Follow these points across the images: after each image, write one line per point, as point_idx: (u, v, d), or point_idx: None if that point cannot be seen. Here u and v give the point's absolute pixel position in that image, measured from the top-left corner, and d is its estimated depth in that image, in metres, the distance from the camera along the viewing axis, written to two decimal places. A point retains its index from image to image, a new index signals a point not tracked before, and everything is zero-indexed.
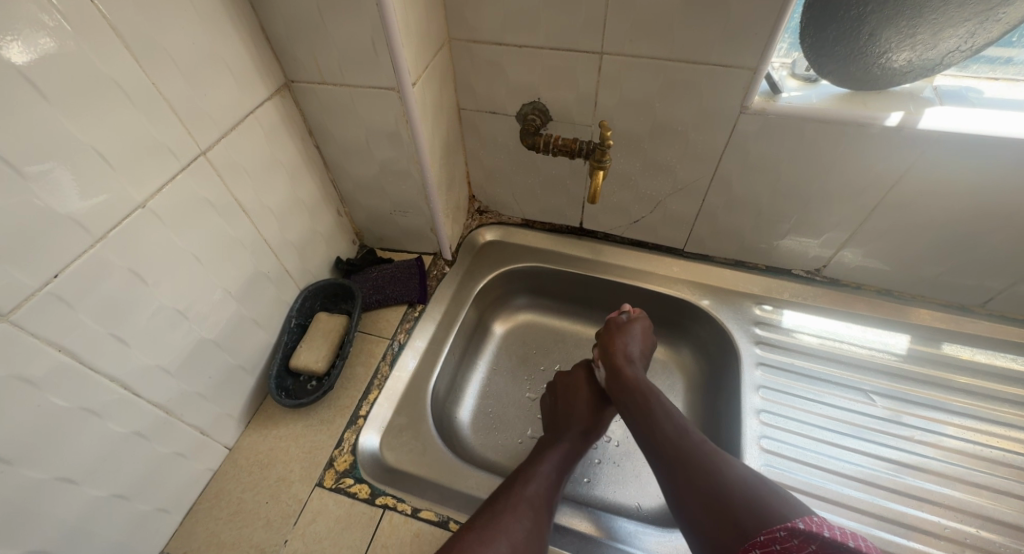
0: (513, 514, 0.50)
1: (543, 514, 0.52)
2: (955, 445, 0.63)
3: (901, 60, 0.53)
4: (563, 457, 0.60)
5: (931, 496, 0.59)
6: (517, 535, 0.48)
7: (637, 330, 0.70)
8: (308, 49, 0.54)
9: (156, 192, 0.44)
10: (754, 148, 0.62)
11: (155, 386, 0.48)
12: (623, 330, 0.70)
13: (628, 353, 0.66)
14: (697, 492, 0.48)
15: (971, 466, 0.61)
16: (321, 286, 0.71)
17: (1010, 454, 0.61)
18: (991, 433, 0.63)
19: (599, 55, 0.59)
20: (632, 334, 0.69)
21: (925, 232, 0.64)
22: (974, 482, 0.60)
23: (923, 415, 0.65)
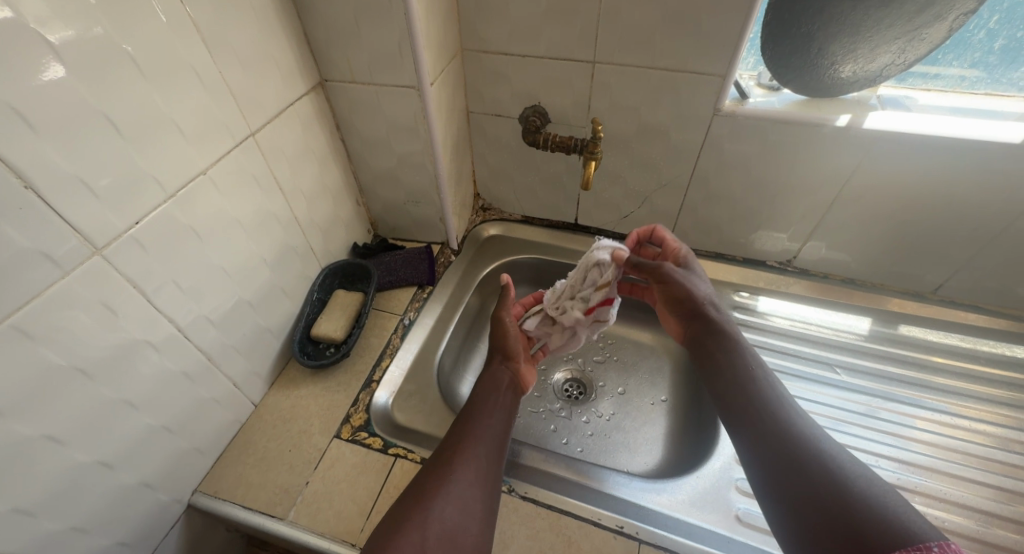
0: (446, 477, 0.50)
1: (483, 471, 0.53)
2: (914, 412, 0.69)
3: (847, 71, 0.62)
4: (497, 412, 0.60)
5: (893, 454, 0.64)
6: (457, 496, 0.49)
7: (697, 268, 0.68)
8: (343, 53, 0.64)
9: (216, 164, 0.52)
10: (727, 147, 0.71)
11: (202, 332, 0.55)
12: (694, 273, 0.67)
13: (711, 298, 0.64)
14: (801, 488, 0.45)
15: (927, 428, 0.67)
16: (340, 266, 0.78)
17: (962, 418, 0.68)
18: (945, 400, 0.70)
19: (592, 64, 0.69)
20: (696, 276, 0.66)
21: (878, 224, 0.73)
22: (930, 442, 0.66)
23: (884, 387, 0.72)
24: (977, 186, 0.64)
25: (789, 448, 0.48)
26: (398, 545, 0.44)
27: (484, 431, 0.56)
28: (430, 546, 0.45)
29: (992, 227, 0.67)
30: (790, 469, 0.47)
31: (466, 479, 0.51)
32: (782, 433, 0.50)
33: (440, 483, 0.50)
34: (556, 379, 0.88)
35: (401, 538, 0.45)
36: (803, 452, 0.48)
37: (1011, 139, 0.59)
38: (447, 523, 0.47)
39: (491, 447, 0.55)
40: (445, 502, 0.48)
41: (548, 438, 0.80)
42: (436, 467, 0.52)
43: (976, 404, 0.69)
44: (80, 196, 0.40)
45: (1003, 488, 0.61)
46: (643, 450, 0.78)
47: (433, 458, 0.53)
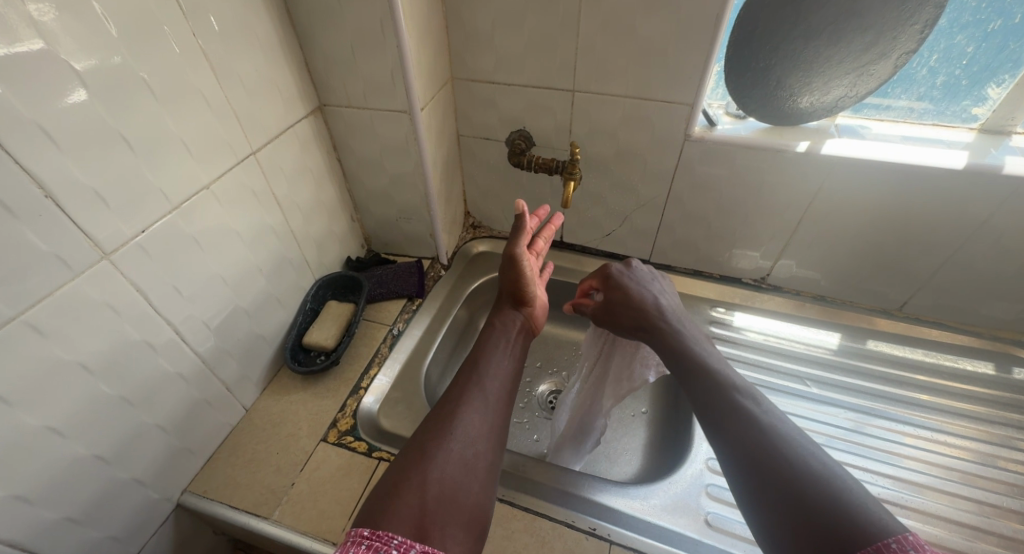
0: (445, 438, 0.51)
1: (485, 427, 0.53)
2: (881, 424, 0.71)
3: (805, 102, 0.67)
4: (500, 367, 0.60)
5: (859, 463, 0.66)
6: (455, 455, 0.50)
7: (632, 273, 0.69)
8: (340, 80, 0.69)
9: (218, 179, 0.57)
10: (699, 170, 0.76)
11: (199, 337, 0.58)
12: (624, 279, 0.68)
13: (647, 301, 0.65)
14: (766, 480, 0.43)
15: (893, 438, 0.69)
16: (333, 278, 0.82)
17: (927, 429, 0.70)
18: (912, 413, 0.72)
19: (572, 92, 0.74)
20: (633, 280, 0.68)
21: (843, 244, 0.77)
22: (894, 452, 0.68)
23: (853, 400, 0.74)
24: (929, 208, 0.68)
25: (751, 443, 0.46)
26: (395, 509, 0.44)
27: (485, 392, 0.56)
28: (430, 506, 0.45)
29: (948, 246, 0.71)
30: (749, 463, 0.45)
31: (467, 437, 0.52)
32: (748, 424, 0.47)
33: (440, 443, 0.50)
34: (541, 391, 0.91)
35: (400, 499, 0.45)
36: (768, 445, 0.45)
37: (955, 164, 0.63)
38: (448, 484, 0.47)
39: (493, 406, 0.56)
40: (446, 461, 0.49)
41: (532, 447, 0.83)
42: (437, 427, 0.52)
43: (943, 417, 0.72)
44: (93, 205, 0.44)
45: (963, 497, 0.63)
46: (623, 460, 0.80)
47: (432, 416, 0.53)
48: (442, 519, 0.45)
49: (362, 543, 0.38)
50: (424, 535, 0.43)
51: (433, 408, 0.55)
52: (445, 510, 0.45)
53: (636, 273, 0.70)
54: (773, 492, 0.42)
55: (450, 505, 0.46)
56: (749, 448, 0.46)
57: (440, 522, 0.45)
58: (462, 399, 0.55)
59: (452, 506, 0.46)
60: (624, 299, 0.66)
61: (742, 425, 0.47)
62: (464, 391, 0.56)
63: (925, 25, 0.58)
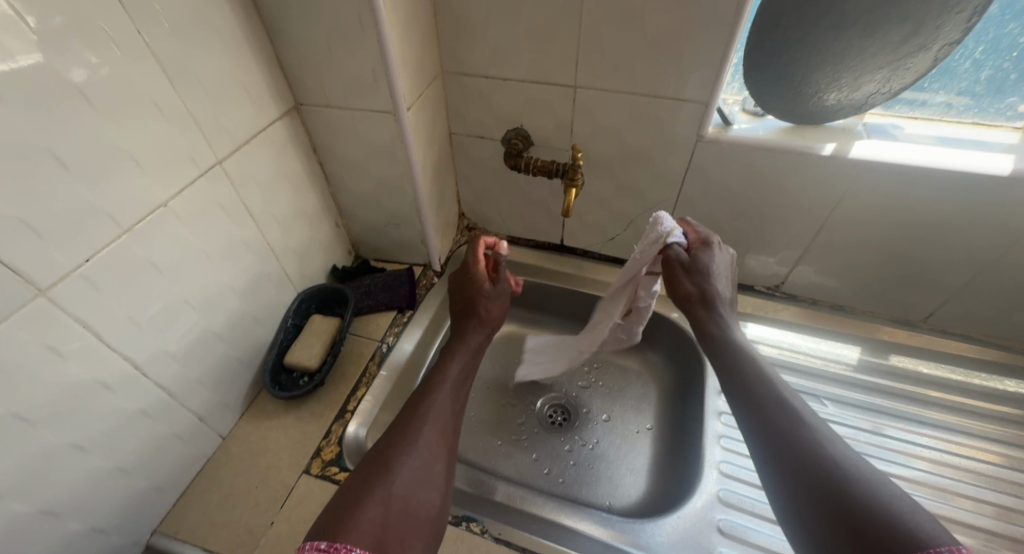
0: (407, 449, 0.47)
1: (445, 440, 0.51)
2: (886, 445, 0.67)
3: (831, 99, 0.61)
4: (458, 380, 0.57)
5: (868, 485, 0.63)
6: (417, 466, 0.46)
7: (715, 264, 0.60)
8: (316, 77, 0.62)
9: (177, 194, 0.50)
10: (712, 173, 0.70)
11: (162, 368, 0.53)
12: (704, 265, 0.59)
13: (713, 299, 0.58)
14: (796, 470, 0.42)
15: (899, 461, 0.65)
16: (317, 290, 0.76)
17: (939, 452, 0.66)
18: (923, 433, 0.68)
19: (573, 88, 0.67)
20: (714, 269, 0.59)
21: (866, 253, 0.72)
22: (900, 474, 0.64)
23: (858, 423, 0.70)
24: (960, 217, 0.63)
25: (783, 442, 0.45)
26: (358, 522, 0.40)
27: (443, 405, 0.53)
28: (393, 519, 0.42)
29: (982, 257, 0.66)
30: (775, 454, 0.44)
31: (429, 448, 0.49)
32: (783, 414, 0.47)
33: (404, 451, 0.47)
34: (540, 405, 0.87)
35: (361, 510, 0.41)
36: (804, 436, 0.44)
37: (999, 170, 0.57)
38: (409, 493, 0.44)
39: (452, 417, 0.53)
40: (409, 471, 0.46)
41: (530, 467, 0.79)
42: (397, 437, 0.49)
43: (961, 439, 0.68)
44: (23, 237, 0.38)
45: (994, 533, 0.59)
46: (627, 480, 0.76)
47: (392, 427, 0.50)
48: (403, 531, 0.41)
49: None
50: (385, 547, 0.39)
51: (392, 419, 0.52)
52: (407, 523, 0.42)
53: (720, 256, 0.61)
54: (799, 480, 0.42)
55: (411, 515, 0.43)
56: (780, 444, 0.45)
57: (401, 532, 0.41)
58: (423, 409, 0.52)
59: (413, 518, 0.43)
60: (691, 287, 0.59)
61: (776, 420, 0.46)
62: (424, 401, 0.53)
63: (973, 14, 0.51)
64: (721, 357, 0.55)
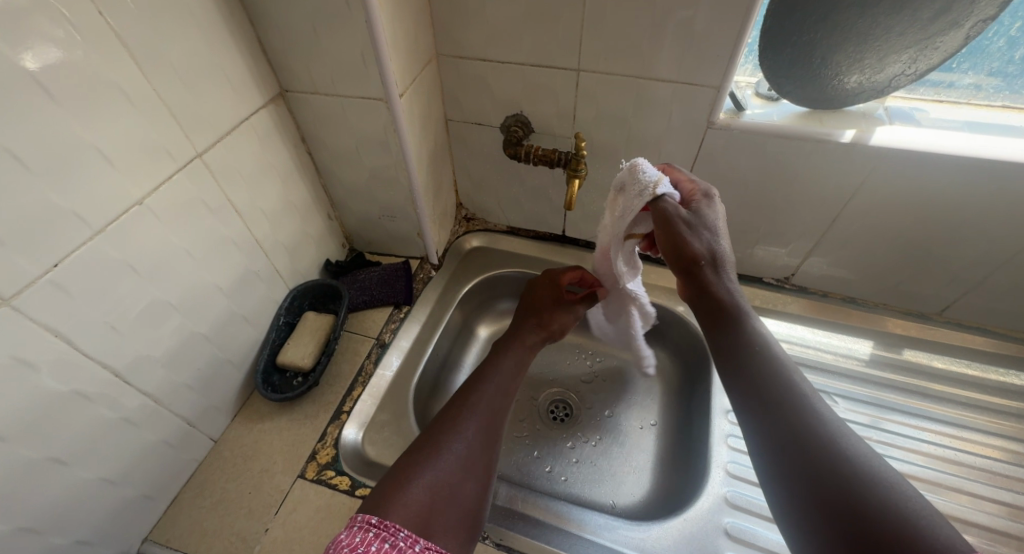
0: (455, 438, 0.49)
1: (493, 430, 0.52)
2: (888, 440, 0.66)
3: (853, 82, 0.57)
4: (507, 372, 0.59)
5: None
6: (463, 455, 0.48)
7: (717, 220, 0.53)
8: (302, 62, 0.58)
9: (154, 190, 0.47)
10: (722, 162, 0.66)
11: (146, 374, 0.50)
12: (706, 221, 0.52)
13: (719, 258, 0.51)
14: (794, 462, 0.40)
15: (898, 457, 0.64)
16: (310, 286, 0.73)
17: (942, 448, 0.65)
18: (929, 429, 0.67)
19: (576, 72, 0.63)
20: (718, 226, 0.52)
21: (882, 245, 0.68)
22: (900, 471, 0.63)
23: (857, 417, 0.68)
24: (984, 207, 0.59)
25: (781, 432, 0.42)
26: (404, 503, 0.42)
27: (489, 396, 0.54)
28: (436, 506, 0.43)
29: (1006, 249, 0.62)
30: (772, 445, 0.42)
31: (476, 437, 0.50)
32: (783, 400, 0.44)
33: (451, 439, 0.48)
34: (541, 401, 0.85)
35: (409, 493, 0.43)
36: (804, 424, 0.42)
37: None
38: (454, 480, 0.46)
39: (500, 408, 0.54)
40: (455, 459, 0.47)
41: (531, 465, 0.77)
42: (447, 425, 0.50)
43: (972, 436, 0.66)
44: None
45: (1009, 535, 0.57)
46: (630, 478, 0.74)
47: (441, 414, 0.51)
48: (444, 518, 0.43)
49: (370, 529, 0.37)
50: (428, 530, 0.42)
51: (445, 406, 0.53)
52: (448, 511, 0.43)
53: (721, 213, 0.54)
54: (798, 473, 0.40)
55: (454, 502, 0.45)
56: (778, 435, 0.42)
57: (443, 519, 0.43)
58: (474, 400, 0.53)
59: (455, 505, 0.44)
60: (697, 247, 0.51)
61: (773, 407, 0.44)
62: (473, 391, 0.54)
63: None
64: (727, 328, 0.50)
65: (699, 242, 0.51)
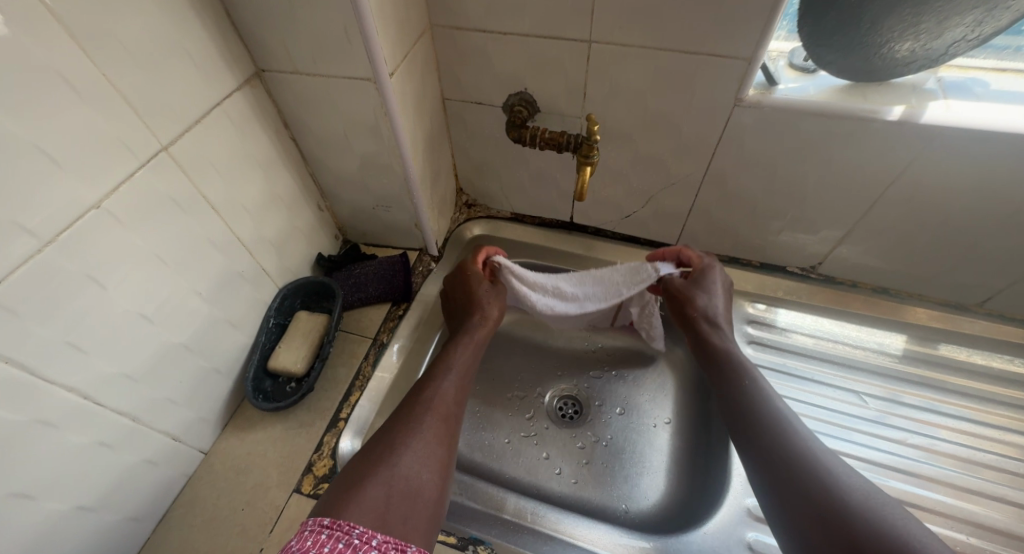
0: (413, 431, 0.47)
1: (450, 422, 0.50)
2: (890, 435, 0.63)
3: (903, 50, 0.50)
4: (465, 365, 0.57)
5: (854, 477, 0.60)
6: (422, 448, 0.46)
7: (717, 284, 0.64)
8: (278, 38, 0.51)
9: (113, 192, 0.42)
10: (750, 142, 0.60)
11: (120, 393, 0.46)
12: (709, 284, 0.63)
13: (713, 315, 0.61)
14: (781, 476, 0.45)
15: (898, 452, 0.61)
16: (301, 284, 0.69)
17: (971, 450, 0.61)
18: (940, 425, 0.63)
19: (588, 44, 0.56)
20: (716, 288, 0.63)
21: (923, 233, 0.62)
22: (898, 467, 0.60)
23: (861, 411, 0.65)
24: None
25: (770, 450, 0.47)
26: (360, 501, 0.39)
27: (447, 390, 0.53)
28: (395, 501, 0.41)
29: None
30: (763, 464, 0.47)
31: (434, 431, 0.48)
32: (765, 419, 0.50)
33: (406, 436, 0.46)
34: (549, 398, 0.81)
35: (365, 490, 0.40)
36: (785, 440, 0.47)
37: None
38: (413, 474, 0.43)
39: (456, 403, 0.53)
40: (414, 453, 0.45)
41: (540, 467, 0.73)
42: (404, 419, 0.48)
43: (1012, 439, 0.61)
44: None
45: None
46: (647, 480, 0.71)
47: (396, 412, 0.49)
48: (403, 513, 0.41)
49: (321, 532, 0.34)
50: (386, 527, 0.39)
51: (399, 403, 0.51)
52: (408, 504, 0.41)
53: (722, 278, 0.65)
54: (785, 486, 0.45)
55: (412, 496, 0.42)
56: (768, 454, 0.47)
57: (402, 513, 0.41)
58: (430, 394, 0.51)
59: (415, 498, 0.42)
60: (699, 304, 0.62)
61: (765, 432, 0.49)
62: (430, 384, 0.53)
63: None
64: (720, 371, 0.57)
65: (701, 305, 0.62)
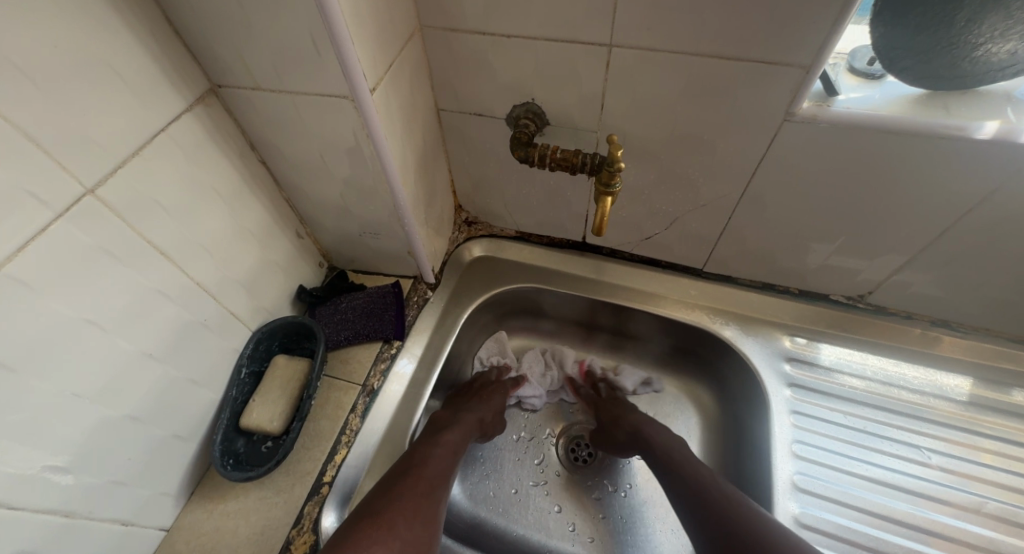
0: (402, 504, 0.46)
1: (440, 493, 0.50)
2: (951, 499, 0.55)
3: (1003, 52, 0.40)
4: (458, 439, 0.57)
5: (911, 552, 0.53)
6: (411, 524, 0.45)
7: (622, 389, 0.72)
8: (232, 48, 0.42)
9: (18, 254, 0.33)
10: (798, 161, 0.50)
11: (48, 489, 0.38)
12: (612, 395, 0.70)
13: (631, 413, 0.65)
14: (692, 500, 0.51)
15: (961, 521, 0.54)
16: (278, 325, 0.60)
17: None
18: (1014, 487, 0.55)
19: (608, 48, 0.47)
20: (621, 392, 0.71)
21: (1002, 265, 0.53)
22: (964, 539, 0.53)
23: (919, 470, 0.57)
24: None
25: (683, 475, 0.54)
26: None
27: (436, 460, 0.53)
28: None
29: None
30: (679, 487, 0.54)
31: (423, 503, 0.47)
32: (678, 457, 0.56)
33: (394, 510, 0.45)
34: (561, 439, 0.72)
35: None
36: (693, 472, 0.54)
37: None
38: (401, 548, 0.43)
39: (447, 474, 0.53)
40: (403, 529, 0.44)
41: (552, 522, 0.65)
42: (392, 490, 0.48)
43: None
44: None
45: None
46: (670, 541, 0.64)
47: (385, 485, 0.49)
48: None
49: None
50: None
51: (388, 474, 0.51)
52: None
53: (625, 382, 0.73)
54: (693, 508, 0.51)
55: None
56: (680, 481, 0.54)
57: None
58: (421, 463, 0.52)
59: None
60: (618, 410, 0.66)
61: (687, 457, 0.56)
62: (421, 455, 0.53)
63: None
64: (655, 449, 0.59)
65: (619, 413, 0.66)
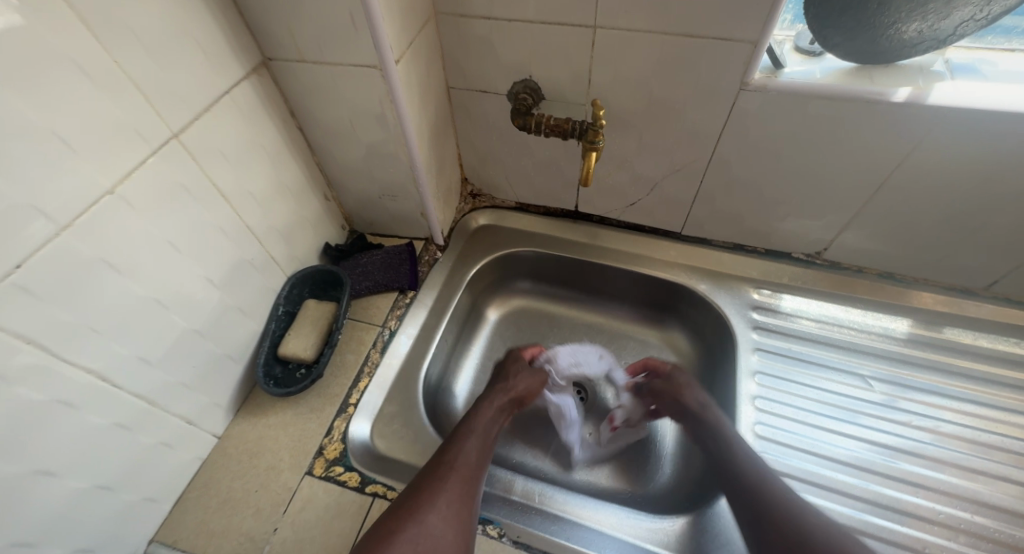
0: (436, 492, 0.50)
1: (472, 480, 0.53)
2: (887, 416, 0.64)
3: (912, 31, 0.49)
4: (486, 426, 0.60)
5: (852, 458, 0.61)
6: (445, 510, 0.48)
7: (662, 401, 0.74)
8: (285, 26, 0.52)
9: (125, 177, 0.43)
10: (753, 127, 0.60)
11: (137, 377, 0.47)
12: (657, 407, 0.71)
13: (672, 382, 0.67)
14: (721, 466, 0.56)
15: (894, 431, 0.63)
16: (310, 273, 0.69)
17: (971, 430, 0.62)
18: (941, 406, 0.64)
19: (592, 29, 0.56)
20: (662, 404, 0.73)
21: (929, 218, 0.62)
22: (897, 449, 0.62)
23: (861, 393, 0.66)
24: None
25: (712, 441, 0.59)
26: None
27: (466, 448, 0.56)
28: None
29: None
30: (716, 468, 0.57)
31: (455, 491, 0.50)
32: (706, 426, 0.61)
33: (429, 500, 0.49)
34: None
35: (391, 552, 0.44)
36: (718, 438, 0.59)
37: None
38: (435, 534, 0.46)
39: (478, 461, 0.55)
40: (438, 517, 0.48)
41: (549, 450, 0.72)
42: (427, 479, 0.51)
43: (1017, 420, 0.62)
44: None
45: None
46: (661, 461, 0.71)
47: (423, 471, 0.53)
48: None
49: None
50: None
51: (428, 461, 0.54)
52: None
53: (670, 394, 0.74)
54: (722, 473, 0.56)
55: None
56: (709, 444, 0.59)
57: None
58: (451, 452, 0.55)
59: None
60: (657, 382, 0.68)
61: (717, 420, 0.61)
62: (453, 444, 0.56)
63: None
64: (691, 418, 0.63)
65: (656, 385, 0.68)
